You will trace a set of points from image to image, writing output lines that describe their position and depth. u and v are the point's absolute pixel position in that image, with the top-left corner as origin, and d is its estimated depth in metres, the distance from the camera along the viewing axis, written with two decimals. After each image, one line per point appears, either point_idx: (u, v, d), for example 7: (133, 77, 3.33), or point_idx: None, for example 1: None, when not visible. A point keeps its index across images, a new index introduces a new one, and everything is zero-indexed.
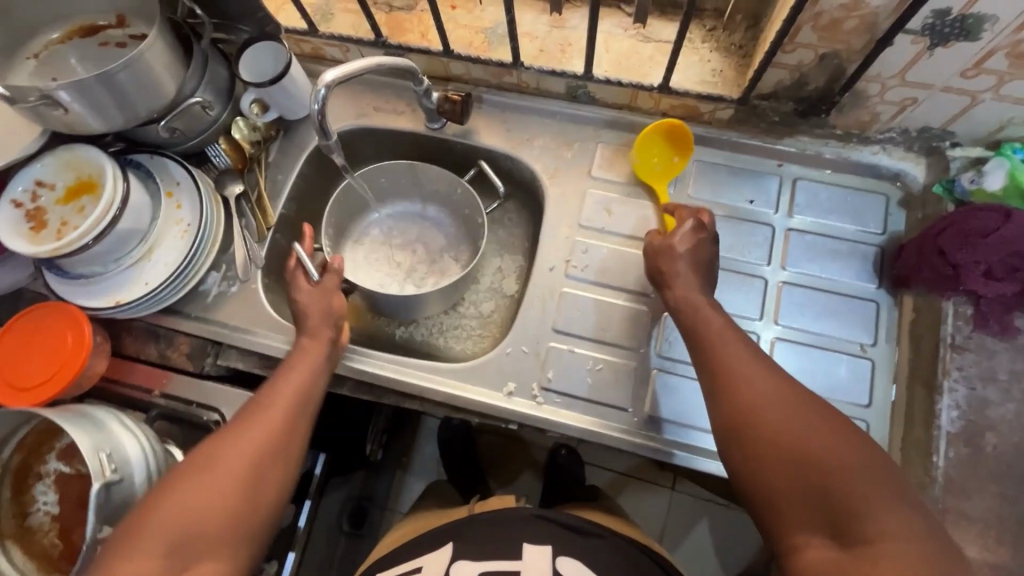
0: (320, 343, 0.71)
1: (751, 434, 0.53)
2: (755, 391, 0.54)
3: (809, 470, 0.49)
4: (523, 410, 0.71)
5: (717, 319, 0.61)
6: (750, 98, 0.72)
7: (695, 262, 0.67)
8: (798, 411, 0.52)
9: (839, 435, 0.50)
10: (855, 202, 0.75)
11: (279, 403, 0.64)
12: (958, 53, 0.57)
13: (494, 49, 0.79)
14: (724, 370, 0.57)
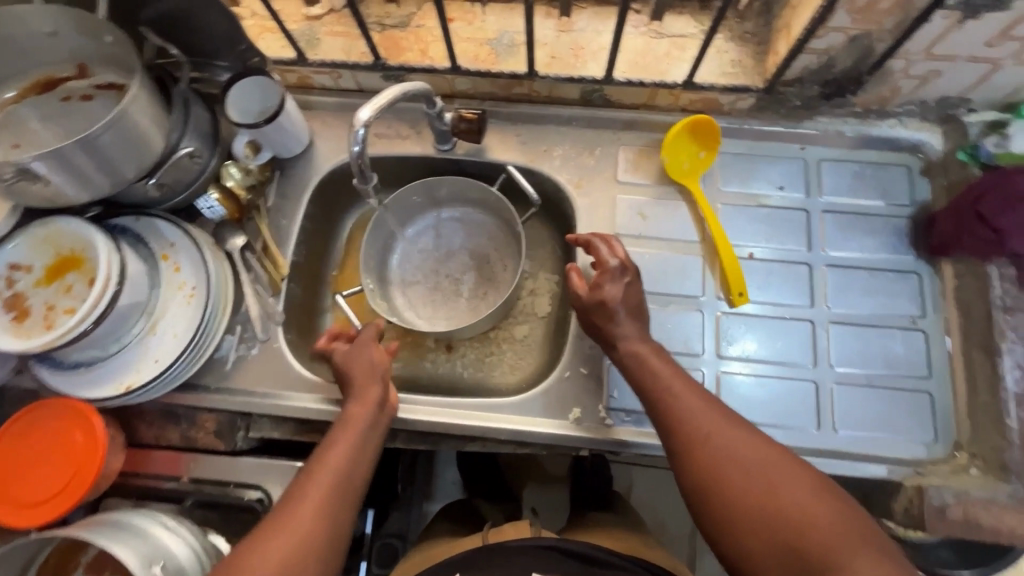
0: (359, 409, 0.63)
1: (716, 496, 0.53)
2: (717, 448, 0.54)
3: (777, 529, 0.49)
4: (593, 436, 0.68)
5: (664, 367, 0.61)
6: (774, 86, 0.71)
7: (630, 308, 0.65)
8: (763, 467, 0.52)
9: (807, 486, 0.50)
10: (880, 177, 0.76)
11: (315, 491, 0.56)
12: (989, 24, 0.58)
13: (504, 60, 0.74)
14: (681, 426, 0.57)
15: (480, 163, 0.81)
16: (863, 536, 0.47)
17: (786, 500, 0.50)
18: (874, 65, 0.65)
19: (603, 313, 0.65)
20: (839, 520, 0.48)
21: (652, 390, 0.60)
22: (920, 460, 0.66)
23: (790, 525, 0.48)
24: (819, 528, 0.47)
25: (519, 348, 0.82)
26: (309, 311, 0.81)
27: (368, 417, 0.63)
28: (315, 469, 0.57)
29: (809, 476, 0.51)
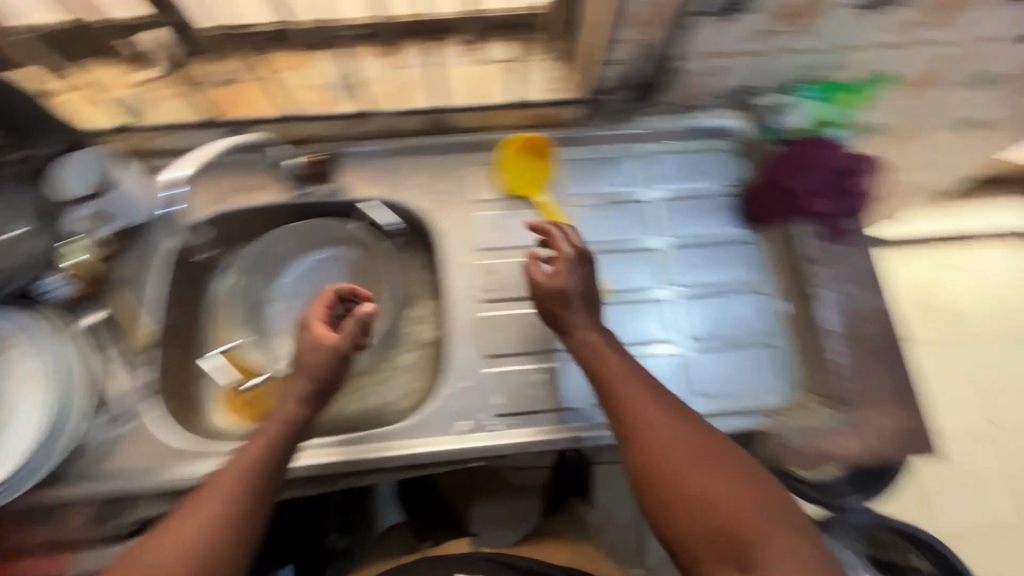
0: (286, 404, 0.66)
1: (661, 480, 0.56)
2: (661, 437, 0.58)
3: (709, 515, 0.54)
4: (481, 445, 0.71)
5: (615, 359, 0.65)
6: (591, 95, 0.78)
7: (587, 298, 0.69)
8: (708, 458, 0.57)
9: (737, 475, 0.56)
10: (702, 161, 0.85)
11: (234, 486, 0.57)
12: (746, 24, 0.67)
13: (340, 102, 0.77)
14: (633, 415, 0.60)
15: (339, 203, 0.83)
16: (792, 526, 0.53)
17: (727, 490, 0.54)
18: (669, 67, 0.73)
19: (561, 295, 0.69)
20: (773, 510, 0.54)
21: (607, 378, 0.63)
22: (774, 406, 0.73)
23: (731, 514, 0.53)
24: (756, 518, 0.53)
25: (408, 374, 0.84)
26: (182, 378, 0.79)
27: (291, 414, 0.65)
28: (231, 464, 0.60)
29: (748, 466, 0.56)
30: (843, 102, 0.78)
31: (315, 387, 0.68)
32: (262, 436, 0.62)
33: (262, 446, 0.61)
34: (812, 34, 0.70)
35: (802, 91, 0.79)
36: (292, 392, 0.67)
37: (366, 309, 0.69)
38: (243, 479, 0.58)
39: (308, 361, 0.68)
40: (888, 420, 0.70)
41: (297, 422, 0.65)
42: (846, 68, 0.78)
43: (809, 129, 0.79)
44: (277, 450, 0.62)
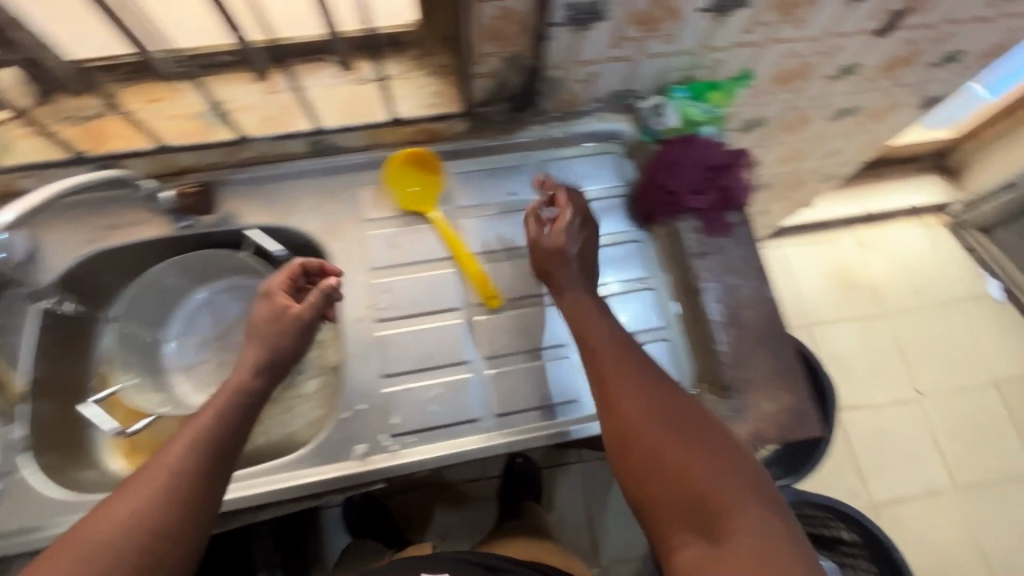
0: (246, 373, 0.63)
1: (637, 449, 0.56)
2: (638, 407, 0.58)
3: (682, 484, 0.54)
4: (381, 466, 0.70)
5: (604, 332, 0.65)
6: (469, 108, 0.79)
7: (584, 261, 0.73)
8: (689, 430, 0.56)
9: (714, 452, 0.55)
10: (591, 166, 0.87)
11: (189, 448, 0.55)
12: (602, 31, 0.69)
13: (214, 130, 0.76)
14: (618, 385, 0.60)
15: (228, 232, 0.80)
16: (765, 501, 0.53)
17: (706, 461, 0.54)
18: (538, 76, 0.75)
19: (560, 256, 0.73)
20: (747, 484, 0.54)
21: (598, 349, 0.64)
22: None
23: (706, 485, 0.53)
24: (732, 491, 0.53)
25: (312, 401, 0.82)
26: (68, 428, 0.76)
27: (246, 381, 0.63)
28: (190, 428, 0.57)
29: (728, 442, 0.56)
30: (711, 103, 0.82)
31: (266, 356, 0.65)
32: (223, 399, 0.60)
33: (213, 415, 0.59)
34: (670, 37, 0.72)
35: (675, 93, 0.82)
36: (245, 361, 0.65)
37: (332, 281, 0.70)
38: (199, 447, 0.56)
39: (269, 338, 0.67)
40: (775, 404, 0.72)
41: (252, 391, 0.63)
42: (713, 67, 0.81)
43: (686, 127, 0.82)
44: (233, 415, 0.60)
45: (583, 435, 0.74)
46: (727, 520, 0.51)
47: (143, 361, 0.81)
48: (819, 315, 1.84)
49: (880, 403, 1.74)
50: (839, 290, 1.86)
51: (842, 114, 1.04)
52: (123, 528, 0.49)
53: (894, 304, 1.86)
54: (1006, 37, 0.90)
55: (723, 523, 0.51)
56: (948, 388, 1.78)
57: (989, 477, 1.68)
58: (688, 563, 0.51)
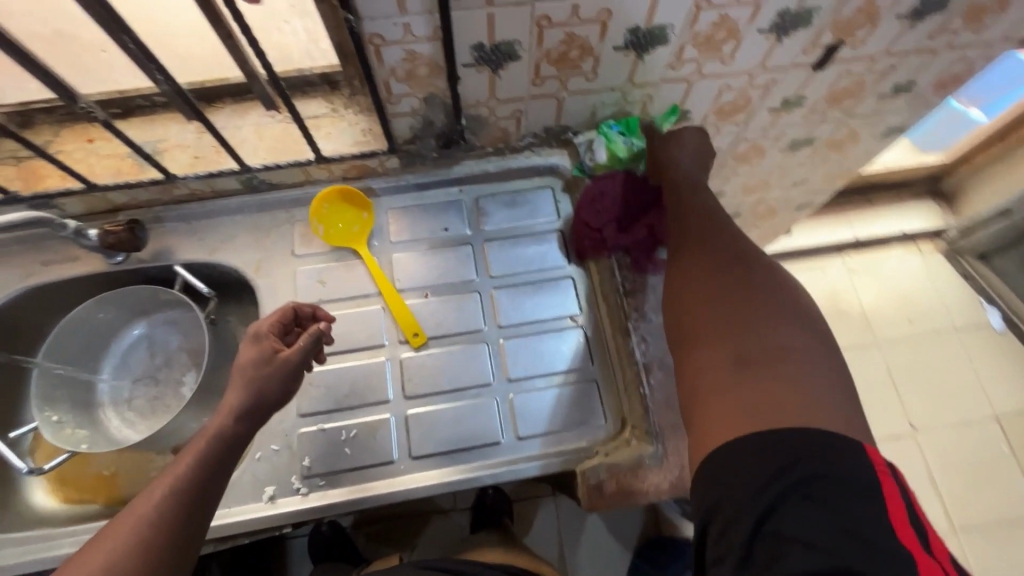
0: (223, 415, 0.58)
1: (696, 296, 0.60)
2: (715, 265, 0.62)
3: (736, 328, 0.56)
4: (291, 508, 0.69)
5: (698, 210, 0.69)
6: (397, 145, 0.79)
7: (693, 162, 0.76)
8: (762, 292, 0.59)
9: (786, 317, 0.56)
10: (527, 201, 0.86)
11: (124, 533, 0.50)
12: (517, 70, 0.69)
13: (145, 169, 0.77)
14: (704, 246, 0.65)
15: (161, 267, 0.82)
16: (826, 364, 0.53)
17: (768, 320, 0.56)
18: (461, 115, 0.75)
19: (671, 146, 0.77)
20: (809, 346, 0.54)
21: (682, 222, 0.69)
22: (592, 444, 0.73)
23: (767, 333, 0.55)
24: (792, 345, 0.54)
25: None
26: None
27: (221, 431, 0.57)
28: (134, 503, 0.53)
29: (806, 314, 0.57)
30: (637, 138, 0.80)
31: (250, 400, 0.58)
32: (182, 460, 0.55)
33: (194, 456, 0.55)
34: (591, 74, 0.72)
35: (602, 130, 0.82)
36: (229, 401, 0.59)
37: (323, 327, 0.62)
38: (146, 526, 0.51)
39: (251, 381, 0.59)
40: None
41: (223, 443, 0.57)
42: (646, 102, 0.80)
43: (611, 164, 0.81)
44: (190, 487, 0.53)
45: (502, 481, 0.71)
46: (769, 357, 0.53)
47: (75, 396, 0.81)
48: None
49: None
50: (826, 317, 1.80)
51: (798, 145, 1.01)
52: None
53: (886, 334, 1.79)
54: (957, 67, 0.88)
55: (765, 360, 0.53)
56: (945, 422, 1.69)
57: (991, 518, 1.58)
58: (716, 387, 0.53)
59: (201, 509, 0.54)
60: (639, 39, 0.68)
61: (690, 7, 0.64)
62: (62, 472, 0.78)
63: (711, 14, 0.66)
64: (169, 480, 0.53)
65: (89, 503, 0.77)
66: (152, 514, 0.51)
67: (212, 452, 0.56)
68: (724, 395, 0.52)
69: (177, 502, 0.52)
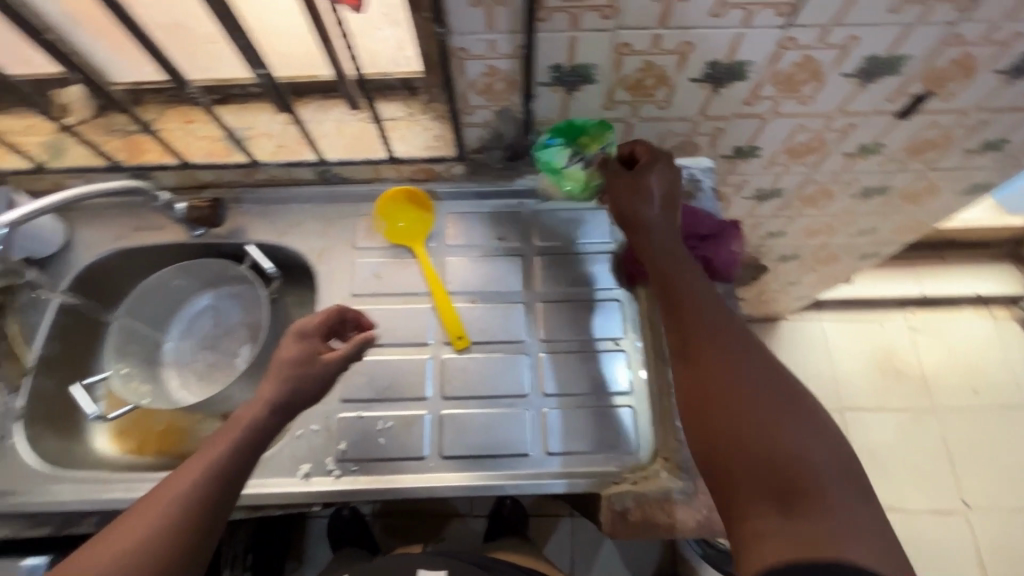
0: (253, 408, 0.60)
1: (715, 403, 0.53)
2: (730, 360, 0.55)
3: (765, 449, 0.49)
4: (321, 488, 0.72)
5: (696, 280, 0.61)
6: (466, 153, 0.82)
7: (665, 197, 0.67)
8: (768, 395, 0.52)
9: (808, 424, 0.51)
10: (583, 220, 0.87)
11: (156, 512, 0.53)
12: (591, 92, 0.70)
13: (235, 153, 0.84)
14: (704, 337, 0.56)
15: (235, 244, 0.88)
16: (850, 478, 0.48)
17: (792, 431, 0.50)
18: (530, 130, 0.77)
19: (638, 194, 0.67)
20: (836, 463, 0.49)
21: (681, 299, 0.60)
22: (619, 470, 0.72)
23: (788, 451, 0.49)
24: (812, 461, 0.49)
25: None
26: (66, 403, 0.83)
27: (256, 421, 0.60)
28: (167, 481, 0.56)
29: (820, 414, 0.52)
30: (590, 151, 0.73)
31: (284, 394, 0.62)
32: (213, 447, 0.58)
33: (227, 443, 0.58)
34: (664, 103, 0.72)
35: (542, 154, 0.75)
36: (262, 394, 0.62)
37: (369, 335, 0.67)
38: (177, 505, 0.53)
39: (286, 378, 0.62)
40: None
41: (258, 428, 0.60)
42: (715, 135, 0.80)
43: (574, 190, 0.77)
44: (221, 475, 0.56)
45: (526, 493, 0.72)
46: (806, 488, 0.47)
47: (145, 353, 0.88)
48: (852, 400, 1.69)
49: (914, 509, 1.56)
50: (879, 374, 1.71)
51: (869, 193, 0.98)
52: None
53: (944, 401, 1.68)
54: None
55: (804, 492, 0.47)
56: (1002, 505, 1.56)
57: None
58: (758, 529, 0.47)
59: (231, 495, 0.57)
60: (718, 73, 0.68)
61: (774, 46, 0.64)
62: (124, 422, 0.85)
63: (794, 54, 0.65)
64: (200, 467, 0.56)
65: (143, 454, 0.83)
66: (184, 500, 0.54)
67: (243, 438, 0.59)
68: (766, 539, 0.46)
69: (211, 488, 0.55)
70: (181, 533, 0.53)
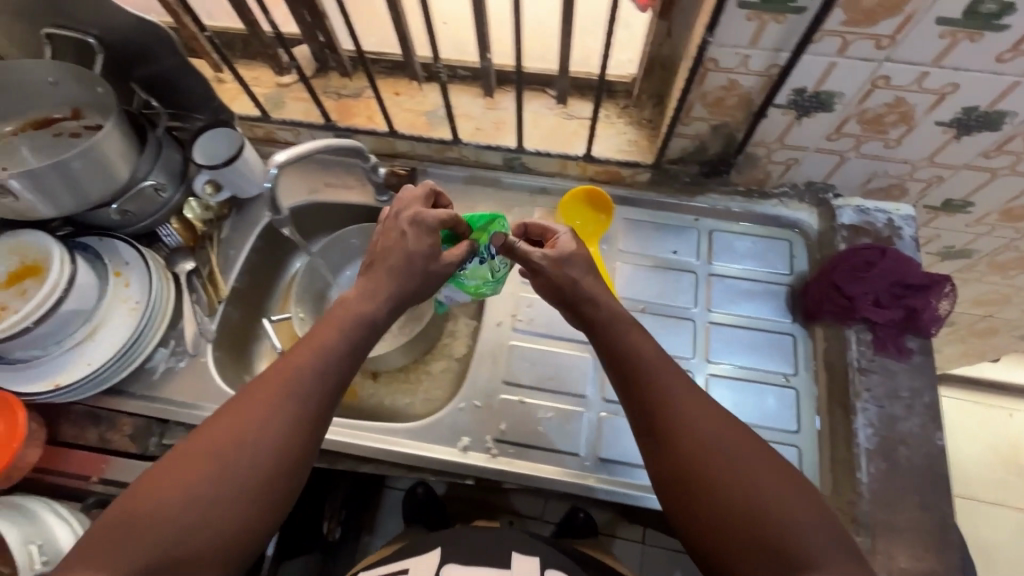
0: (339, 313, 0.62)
1: (699, 481, 0.52)
2: (700, 433, 0.54)
3: (755, 522, 0.49)
4: (477, 464, 0.73)
5: (649, 351, 0.60)
6: (661, 162, 0.82)
7: (589, 267, 0.66)
8: (739, 458, 0.53)
9: (786, 485, 0.51)
10: (763, 248, 0.85)
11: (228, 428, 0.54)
12: (821, 121, 0.69)
13: (435, 128, 0.87)
14: (665, 416, 0.56)
15: None
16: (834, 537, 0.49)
17: (776, 498, 0.50)
18: (740, 151, 0.76)
19: (563, 264, 0.65)
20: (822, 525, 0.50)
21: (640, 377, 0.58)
22: None
23: (774, 516, 0.49)
24: (790, 516, 0.49)
25: (434, 379, 0.91)
26: (242, 333, 0.89)
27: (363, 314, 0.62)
28: (273, 371, 0.57)
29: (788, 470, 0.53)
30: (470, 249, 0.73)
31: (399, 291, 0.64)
32: (306, 349, 0.59)
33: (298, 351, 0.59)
34: (893, 142, 0.70)
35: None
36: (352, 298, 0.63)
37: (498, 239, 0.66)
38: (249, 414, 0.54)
39: (399, 263, 0.64)
40: (914, 563, 0.62)
41: (369, 316, 0.63)
42: (930, 183, 0.76)
43: (478, 285, 0.74)
44: (317, 377, 0.58)
45: None
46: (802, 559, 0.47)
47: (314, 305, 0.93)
48: (966, 488, 1.56)
49: None
50: (1002, 467, 1.57)
51: None
52: (158, 494, 0.50)
53: None
54: None
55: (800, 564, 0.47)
56: None
57: None
58: None
59: (336, 394, 0.59)
60: (968, 120, 0.64)
61: None
62: None
63: None
64: (280, 373, 0.57)
65: None
66: (255, 407, 0.55)
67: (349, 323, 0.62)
68: None
69: (320, 386, 0.58)
70: (298, 425, 0.55)
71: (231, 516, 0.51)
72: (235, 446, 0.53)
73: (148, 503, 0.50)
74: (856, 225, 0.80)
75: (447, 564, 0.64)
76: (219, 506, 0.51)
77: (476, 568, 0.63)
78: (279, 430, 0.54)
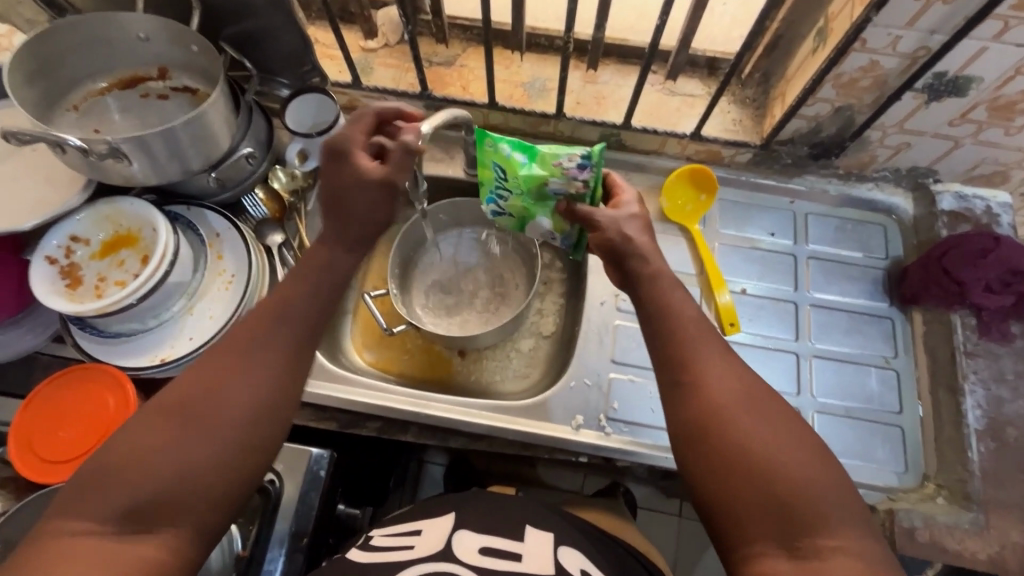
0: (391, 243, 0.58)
1: (710, 433, 0.47)
2: (714, 388, 0.49)
3: (764, 476, 0.44)
4: (593, 441, 0.73)
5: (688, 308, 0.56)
6: (770, 143, 0.82)
7: (643, 224, 0.63)
8: (753, 406, 0.48)
9: (804, 444, 0.46)
10: (862, 232, 0.85)
11: (218, 375, 0.49)
12: (950, 107, 0.69)
13: (535, 101, 0.85)
14: (682, 361, 0.52)
15: None
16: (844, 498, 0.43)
17: (786, 457, 0.45)
18: (856, 135, 0.76)
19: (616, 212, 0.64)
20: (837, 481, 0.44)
21: (666, 328, 0.55)
22: (892, 488, 0.71)
23: (777, 469, 0.44)
24: (799, 471, 0.44)
25: (522, 359, 0.90)
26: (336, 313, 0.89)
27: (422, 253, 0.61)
28: (255, 320, 0.53)
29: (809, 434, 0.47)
30: (486, 186, 0.69)
31: None
32: (301, 301, 0.55)
33: (298, 303, 0.55)
34: (1013, 131, 0.70)
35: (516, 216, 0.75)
36: None
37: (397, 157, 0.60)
38: (240, 366, 0.50)
39: None
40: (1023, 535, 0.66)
41: None
42: None
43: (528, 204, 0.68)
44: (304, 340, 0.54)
45: None
46: (809, 511, 0.42)
47: (413, 269, 0.95)
48: None
49: None
50: None
51: None
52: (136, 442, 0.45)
53: None
54: None
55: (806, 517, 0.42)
56: None
57: None
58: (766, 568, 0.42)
59: None
60: None
61: None
62: (378, 340, 0.91)
63: None
64: (276, 326, 0.53)
65: (388, 371, 0.90)
66: (248, 361, 0.50)
67: (368, 232, 0.59)
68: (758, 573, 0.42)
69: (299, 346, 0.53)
70: (285, 380, 0.51)
71: (216, 469, 0.46)
72: (219, 398, 0.48)
73: (126, 451, 0.45)
74: (956, 211, 0.81)
75: (460, 530, 0.54)
76: (203, 456, 0.46)
77: (490, 539, 0.52)
78: (262, 384, 0.50)
